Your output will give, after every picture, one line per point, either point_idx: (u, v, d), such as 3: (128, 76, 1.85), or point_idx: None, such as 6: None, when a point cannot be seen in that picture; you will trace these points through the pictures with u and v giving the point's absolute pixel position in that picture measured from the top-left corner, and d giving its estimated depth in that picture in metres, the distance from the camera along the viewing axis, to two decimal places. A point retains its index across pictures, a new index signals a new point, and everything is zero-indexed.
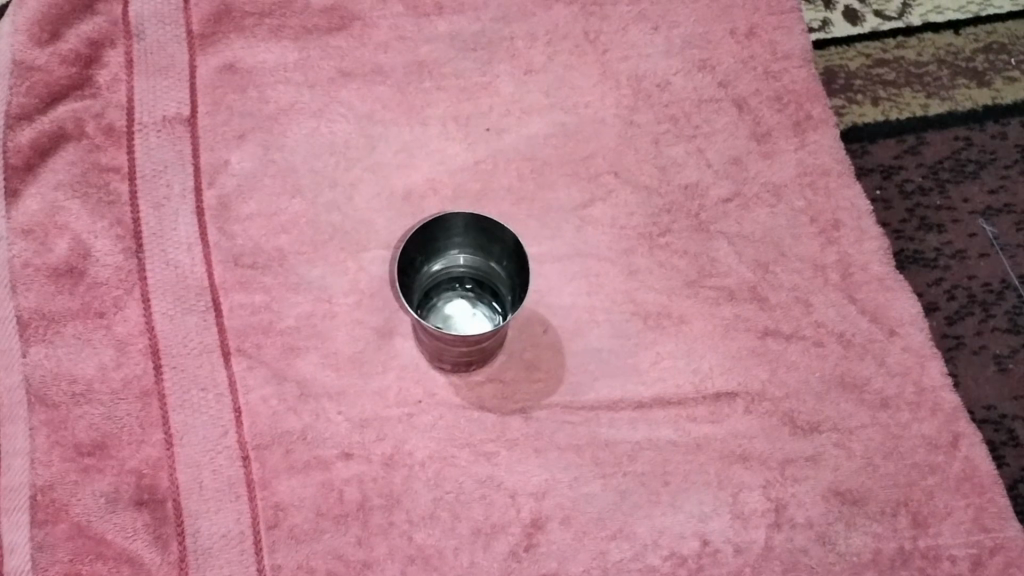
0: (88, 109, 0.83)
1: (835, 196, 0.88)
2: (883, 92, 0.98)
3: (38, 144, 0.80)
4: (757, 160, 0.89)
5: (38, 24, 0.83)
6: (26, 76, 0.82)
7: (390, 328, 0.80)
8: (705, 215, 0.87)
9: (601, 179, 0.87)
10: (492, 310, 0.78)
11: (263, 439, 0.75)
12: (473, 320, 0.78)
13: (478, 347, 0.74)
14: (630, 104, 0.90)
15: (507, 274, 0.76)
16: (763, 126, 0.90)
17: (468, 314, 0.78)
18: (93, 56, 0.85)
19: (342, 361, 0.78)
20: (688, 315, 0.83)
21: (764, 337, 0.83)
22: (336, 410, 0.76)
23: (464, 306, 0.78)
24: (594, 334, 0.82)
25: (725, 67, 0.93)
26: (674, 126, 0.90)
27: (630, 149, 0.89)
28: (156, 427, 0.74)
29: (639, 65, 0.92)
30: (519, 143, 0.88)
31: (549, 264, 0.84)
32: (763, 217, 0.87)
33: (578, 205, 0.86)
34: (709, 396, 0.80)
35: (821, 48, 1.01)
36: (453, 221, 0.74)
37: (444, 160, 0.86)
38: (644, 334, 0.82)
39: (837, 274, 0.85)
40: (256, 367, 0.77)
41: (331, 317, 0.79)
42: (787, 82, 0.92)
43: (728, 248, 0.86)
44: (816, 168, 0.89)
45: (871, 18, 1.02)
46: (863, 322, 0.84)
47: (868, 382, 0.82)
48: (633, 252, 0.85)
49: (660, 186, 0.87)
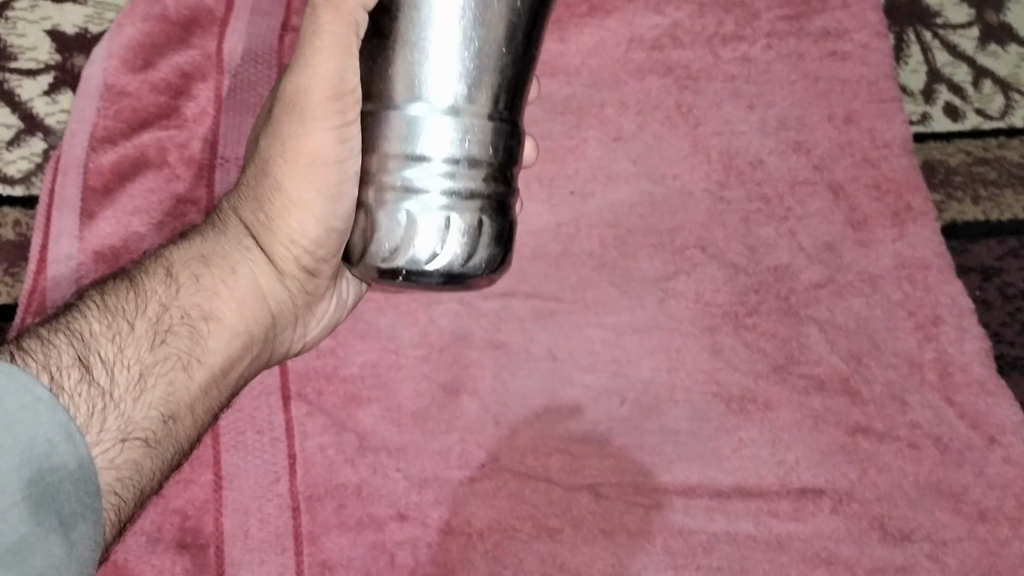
0: (173, 139, 0.80)
1: (934, 292, 0.82)
2: (985, 191, 0.93)
3: (119, 169, 0.79)
4: (852, 247, 0.84)
5: (133, 52, 0.82)
6: (115, 100, 0.81)
7: (458, 386, 0.76)
8: (795, 299, 0.82)
9: (686, 252, 0.83)
10: (479, 147, 0.57)
11: (317, 491, 0.72)
12: (439, 151, 0.56)
13: (450, 237, 0.57)
14: (720, 179, 0.86)
15: (510, 40, 0.57)
16: (859, 213, 0.85)
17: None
18: (184, 88, 0.82)
19: (405, 416, 0.75)
20: (775, 401, 0.78)
21: (855, 433, 0.77)
22: (395, 467, 0.74)
23: (413, 28, 0.56)
24: (672, 414, 0.77)
25: (822, 151, 0.87)
26: (765, 206, 0.85)
27: (718, 225, 0.84)
28: (207, 468, 0.72)
29: (733, 142, 0.87)
30: (604, 210, 0.85)
31: (628, 334, 0.80)
32: (856, 306, 0.82)
33: (662, 277, 0.82)
34: (793, 491, 0.75)
35: (920, 142, 0.95)
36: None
37: (524, 220, 0.84)
38: (727, 418, 0.77)
39: (934, 372, 0.79)
40: (316, 414, 0.74)
41: (397, 367, 0.76)
42: (886, 171, 0.86)
43: (819, 335, 0.80)
44: (914, 262, 0.83)
45: (973, 115, 0.96)
46: (960, 427, 0.78)
47: (964, 492, 0.76)
48: (717, 330, 0.80)
49: (748, 265, 0.83)
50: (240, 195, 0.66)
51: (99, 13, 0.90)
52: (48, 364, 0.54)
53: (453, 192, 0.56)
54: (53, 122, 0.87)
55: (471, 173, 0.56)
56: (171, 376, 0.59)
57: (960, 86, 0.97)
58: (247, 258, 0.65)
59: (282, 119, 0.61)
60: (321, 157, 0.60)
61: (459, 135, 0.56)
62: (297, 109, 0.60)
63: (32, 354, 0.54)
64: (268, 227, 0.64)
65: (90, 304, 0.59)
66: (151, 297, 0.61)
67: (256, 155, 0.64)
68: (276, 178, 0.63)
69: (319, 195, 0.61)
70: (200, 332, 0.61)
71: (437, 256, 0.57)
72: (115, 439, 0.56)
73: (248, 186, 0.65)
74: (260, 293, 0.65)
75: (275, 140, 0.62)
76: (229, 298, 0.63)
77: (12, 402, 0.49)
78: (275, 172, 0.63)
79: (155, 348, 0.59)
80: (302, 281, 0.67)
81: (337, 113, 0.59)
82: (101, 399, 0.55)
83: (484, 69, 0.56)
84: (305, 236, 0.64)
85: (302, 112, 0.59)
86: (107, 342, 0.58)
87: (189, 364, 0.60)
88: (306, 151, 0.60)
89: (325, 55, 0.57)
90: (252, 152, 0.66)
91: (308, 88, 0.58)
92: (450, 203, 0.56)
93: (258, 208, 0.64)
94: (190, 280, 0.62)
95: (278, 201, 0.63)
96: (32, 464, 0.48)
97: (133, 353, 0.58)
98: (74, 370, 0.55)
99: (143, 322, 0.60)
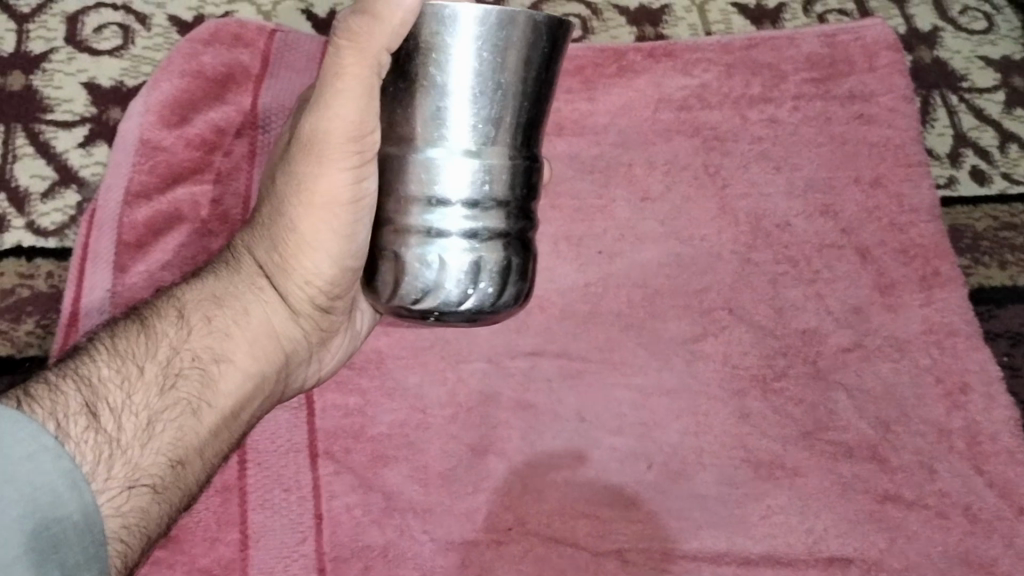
0: (206, 194, 0.81)
1: (963, 359, 0.81)
2: (1012, 256, 0.93)
3: (152, 224, 0.80)
4: (880, 312, 0.83)
5: (169, 107, 0.83)
6: (150, 155, 0.82)
7: (485, 446, 0.76)
8: (823, 363, 0.81)
9: (714, 314, 0.83)
10: (500, 188, 0.56)
11: (343, 551, 0.72)
12: (462, 194, 0.55)
13: (478, 279, 0.57)
14: (747, 242, 0.86)
15: (527, 77, 0.56)
16: (887, 278, 0.84)
17: (435, 11, 0.54)
18: (218, 143, 0.83)
19: (432, 476, 0.75)
20: (804, 468, 0.77)
21: (884, 501, 0.77)
22: (421, 528, 0.73)
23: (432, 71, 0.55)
24: (700, 479, 0.77)
25: (850, 214, 0.87)
26: (792, 268, 0.85)
27: (746, 287, 0.84)
28: (232, 526, 0.72)
29: (760, 203, 0.87)
30: (631, 269, 0.85)
31: (654, 396, 0.79)
32: (884, 372, 0.81)
33: (690, 338, 0.82)
34: (822, 560, 0.75)
35: (947, 206, 0.96)
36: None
37: (552, 278, 0.84)
38: (755, 483, 0.77)
39: (962, 441, 0.79)
40: (343, 472, 0.74)
41: (425, 427, 0.77)
42: (914, 236, 0.86)
43: (848, 401, 0.80)
44: (942, 327, 0.82)
45: (1000, 180, 0.97)
46: (990, 496, 0.77)
47: (994, 564, 0.75)
48: (745, 394, 0.80)
49: (776, 328, 0.82)
50: (253, 233, 0.65)
51: (136, 62, 0.95)
52: (55, 412, 0.51)
53: (480, 232, 0.56)
54: (89, 174, 0.89)
55: (495, 212, 0.56)
56: (181, 421, 0.57)
57: (987, 150, 0.98)
58: (260, 299, 0.64)
59: (299, 158, 0.60)
60: (338, 199, 0.59)
61: (481, 177, 0.56)
62: (314, 151, 0.59)
63: (38, 400, 0.51)
64: (280, 267, 0.64)
65: (100, 347, 0.57)
66: (162, 341, 0.59)
67: (270, 194, 0.64)
68: (291, 219, 0.62)
69: (334, 236, 0.61)
70: (212, 374, 0.60)
71: (468, 297, 0.57)
72: (122, 486, 0.53)
73: (262, 225, 0.64)
74: (273, 333, 0.64)
75: (290, 181, 0.61)
76: (242, 339, 0.62)
77: (16, 449, 0.46)
78: (290, 213, 0.62)
79: (165, 391, 0.57)
80: (315, 321, 0.66)
81: (356, 157, 0.58)
82: (109, 447, 0.53)
83: (504, 106, 0.56)
84: (319, 278, 0.63)
85: (320, 156, 0.59)
86: (116, 387, 0.56)
87: (200, 406, 0.59)
88: (323, 191, 0.60)
89: (344, 99, 0.56)
90: (266, 189, 0.65)
91: (327, 132, 0.58)
92: (477, 244, 0.56)
93: (271, 249, 0.64)
94: (202, 322, 0.61)
95: (291, 240, 0.62)
96: (34, 517, 0.44)
97: (142, 399, 0.56)
98: (81, 417, 0.52)
99: (152, 366, 0.58)
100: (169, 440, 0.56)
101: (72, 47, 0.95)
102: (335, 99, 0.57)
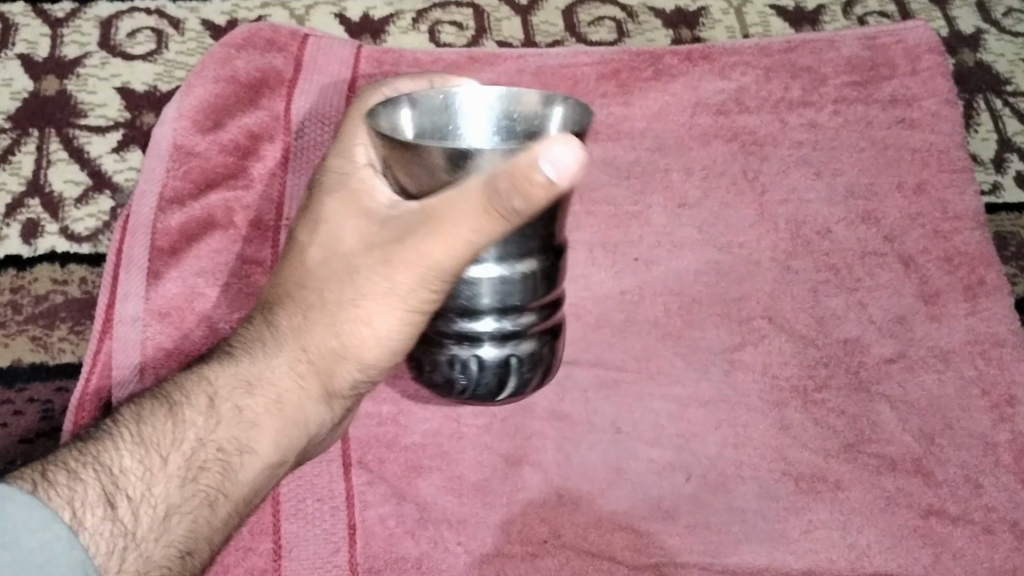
0: (239, 200, 0.81)
1: (1010, 370, 0.79)
2: None
3: (186, 229, 0.79)
4: (923, 321, 0.81)
5: (201, 111, 0.83)
6: (183, 161, 0.82)
7: (520, 455, 0.75)
8: (865, 373, 0.79)
9: (753, 323, 0.81)
10: (527, 295, 0.59)
11: (377, 563, 0.72)
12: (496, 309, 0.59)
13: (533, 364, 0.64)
14: (787, 248, 0.84)
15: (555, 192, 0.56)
16: (931, 286, 0.82)
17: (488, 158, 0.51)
18: (251, 148, 0.83)
19: (466, 487, 0.74)
20: (846, 482, 0.76)
21: (928, 515, 0.75)
22: (456, 540, 0.73)
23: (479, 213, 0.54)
24: (740, 491, 0.75)
25: (891, 221, 0.85)
26: (834, 276, 0.83)
27: (786, 295, 0.82)
28: (265, 536, 0.71)
29: (800, 210, 0.85)
30: (668, 279, 0.83)
31: (693, 407, 0.78)
32: (928, 383, 0.79)
33: (727, 347, 0.80)
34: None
35: (993, 212, 0.93)
36: (432, 102, 0.64)
37: (588, 286, 0.83)
38: (796, 497, 0.75)
39: (1010, 454, 0.76)
40: (376, 483, 0.74)
41: (459, 437, 0.75)
42: (959, 244, 0.84)
43: (892, 413, 0.78)
44: (987, 337, 0.80)
45: None
46: None
47: None
48: (784, 406, 0.78)
49: (817, 338, 0.81)
50: (303, 304, 0.60)
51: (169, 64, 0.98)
52: (74, 500, 0.50)
53: (518, 335, 0.61)
54: (121, 179, 0.90)
55: (528, 313, 0.60)
56: (195, 514, 0.55)
57: None
58: (297, 381, 0.60)
59: (391, 261, 0.54)
60: (419, 305, 0.56)
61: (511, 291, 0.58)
62: (400, 262, 0.54)
63: (57, 486, 0.49)
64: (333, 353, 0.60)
65: (122, 432, 0.55)
66: (189, 429, 0.57)
67: (343, 272, 0.57)
68: (361, 312, 0.57)
69: (405, 337, 0.58)
70: (235, 466, 0.58)
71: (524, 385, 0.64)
72: None
73: (319, 302, 0.59)
74: (303, 420, 0.61)
75: (373, 275, 0.55)
76: (269, 428, 0.59)
77: (30, 539, 0.45)
78: (362, 306, 0.57)
79: (187, 486, 0.55)
80: (346, 406, 0.64)
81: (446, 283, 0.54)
82: (126, 539, 0.51)
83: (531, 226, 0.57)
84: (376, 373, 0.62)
85: (410, 267, 0.53)
86: (134, 475, 0.53)
87: (218, 499, 0.57)
88: (408, 302, 0.55)
89: (462, 233, 0.50)
90: (326, 252, 0.59)
91: (433, 258, 0.52)
92: (519, 346, 0.62)
93: (326, 332, 0.59)
94: (232, 411, 0.59)
95: (352, 323, 0.58)
96: None
97: (163, 491, 0.54)
98: (100, 507, 0.50)
99: (176, 456, 0.56)
100: (183, 533, 0.54)
101: (105, 52, 0.98)
102: (448, 224, 0.50)
